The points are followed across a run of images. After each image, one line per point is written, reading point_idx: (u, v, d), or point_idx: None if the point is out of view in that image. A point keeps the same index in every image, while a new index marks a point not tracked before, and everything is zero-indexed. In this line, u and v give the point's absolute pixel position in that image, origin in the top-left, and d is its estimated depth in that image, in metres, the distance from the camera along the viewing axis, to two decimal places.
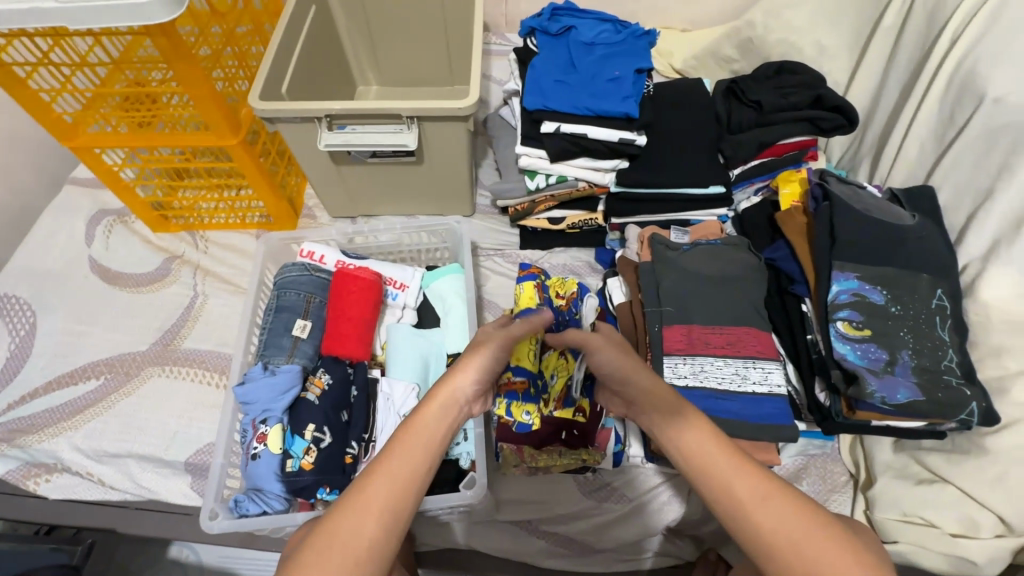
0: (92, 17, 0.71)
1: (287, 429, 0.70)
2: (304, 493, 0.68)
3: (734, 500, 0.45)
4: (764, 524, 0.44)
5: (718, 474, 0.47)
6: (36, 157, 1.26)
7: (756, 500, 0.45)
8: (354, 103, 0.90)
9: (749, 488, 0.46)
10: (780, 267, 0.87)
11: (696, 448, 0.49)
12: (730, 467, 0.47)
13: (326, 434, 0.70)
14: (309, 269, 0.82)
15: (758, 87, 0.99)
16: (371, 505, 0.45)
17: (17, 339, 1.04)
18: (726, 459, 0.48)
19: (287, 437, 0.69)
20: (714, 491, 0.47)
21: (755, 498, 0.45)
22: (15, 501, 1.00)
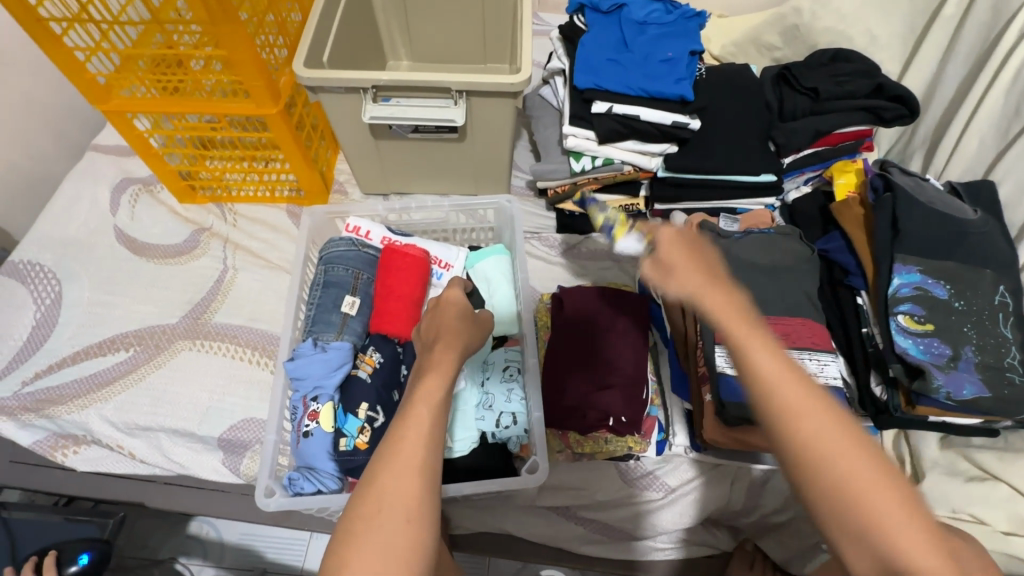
0: None
1: (339, 407, 0.68)
2: (356, 471, 0.67)
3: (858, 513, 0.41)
4: (839, 470, 0.42)
5: (804, 419, 0.43)
6: (58, 121, 1.22)
7: (839, 448, 0.42)
8: (402, 74, 0.87)
9: (828, 430, 0.43)
10: (833, 259, 0.85)
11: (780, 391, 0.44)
12: (813, 413, 0.43)
13: (379, 414, 0.68)
14: (357, 244, 0.80)
15: (812, 73, 0.97)
16: (399, 478, 0.45)
17: (42, 308, 1.01)
18: (811, 403, 0.44)
19: (340, 415, 0.67)
20: (791, 430, 0.43)
21: (832, 441, 0.42)
22: (41, 472, 0.98)
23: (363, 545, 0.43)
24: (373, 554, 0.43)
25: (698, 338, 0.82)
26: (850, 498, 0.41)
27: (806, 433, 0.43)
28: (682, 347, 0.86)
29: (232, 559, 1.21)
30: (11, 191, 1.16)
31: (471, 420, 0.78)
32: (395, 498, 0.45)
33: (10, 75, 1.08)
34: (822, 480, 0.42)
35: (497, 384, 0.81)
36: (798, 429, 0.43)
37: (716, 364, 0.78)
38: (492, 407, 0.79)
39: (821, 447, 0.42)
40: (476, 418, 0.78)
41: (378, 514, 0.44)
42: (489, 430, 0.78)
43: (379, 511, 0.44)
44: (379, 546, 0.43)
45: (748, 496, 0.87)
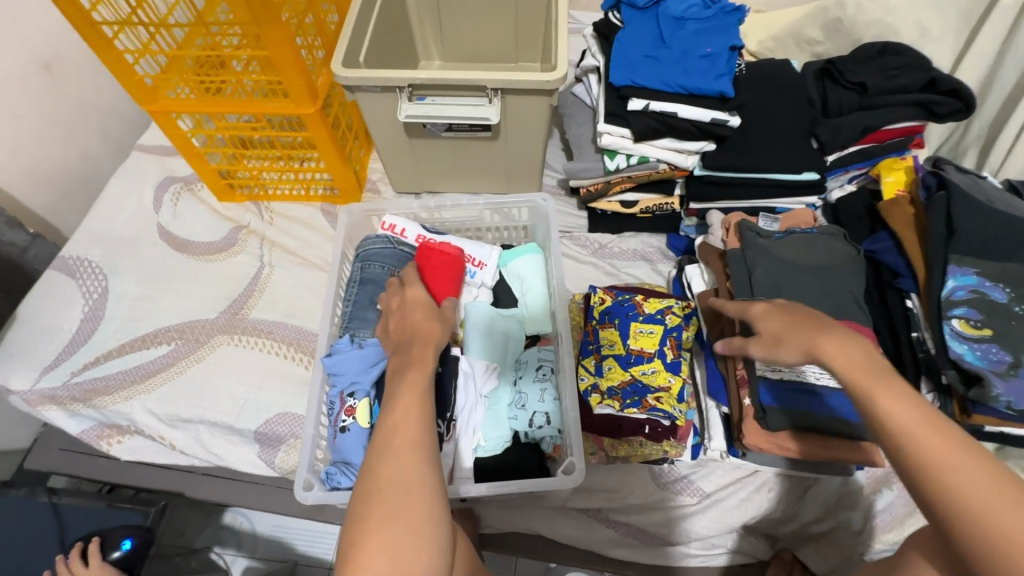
0: None
1: (377, 403, 0.69)
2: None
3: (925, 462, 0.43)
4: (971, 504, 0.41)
5: (911, 430, 0.44)
6: (106, 122, 1.26)
7: (987, 491, 0.40)
8: (438, 72, 0.87)
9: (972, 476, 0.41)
10: (881, 260, 0.82)
11: (893, 411, 0.46)
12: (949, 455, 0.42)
13: None
14: (392, 242, 0.81)
15: (858, 68, 0.93)
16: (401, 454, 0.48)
17: (90, 303, 1.05)
18: (921, 419, 0.45)
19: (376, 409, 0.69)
20: (922, 471, 0.43)
21: (958, 460, 0.42)
22: (86, 460, 1.02)
23: (374, 529, 0.44)
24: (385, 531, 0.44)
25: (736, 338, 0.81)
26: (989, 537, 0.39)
27: (939, 460, 0.43)
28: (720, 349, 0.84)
29: (265, 550, 1.24)
30: (61, 189, 1.20)
31: (504, 418, 0.78)
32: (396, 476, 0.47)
33: (63, 78, 1.12)
34: (945, 510, 0.42)
35: (530, 383, 0.80)
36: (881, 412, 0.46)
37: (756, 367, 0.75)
38: (525, 406, 0.78)
39: (951, 487, 0.41)
40: (509, 417, 0.78)
41: (382, 494, 0.46)
42: (521, 429, 0.77)
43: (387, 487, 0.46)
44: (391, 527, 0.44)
45: (786, 503, 0.85)
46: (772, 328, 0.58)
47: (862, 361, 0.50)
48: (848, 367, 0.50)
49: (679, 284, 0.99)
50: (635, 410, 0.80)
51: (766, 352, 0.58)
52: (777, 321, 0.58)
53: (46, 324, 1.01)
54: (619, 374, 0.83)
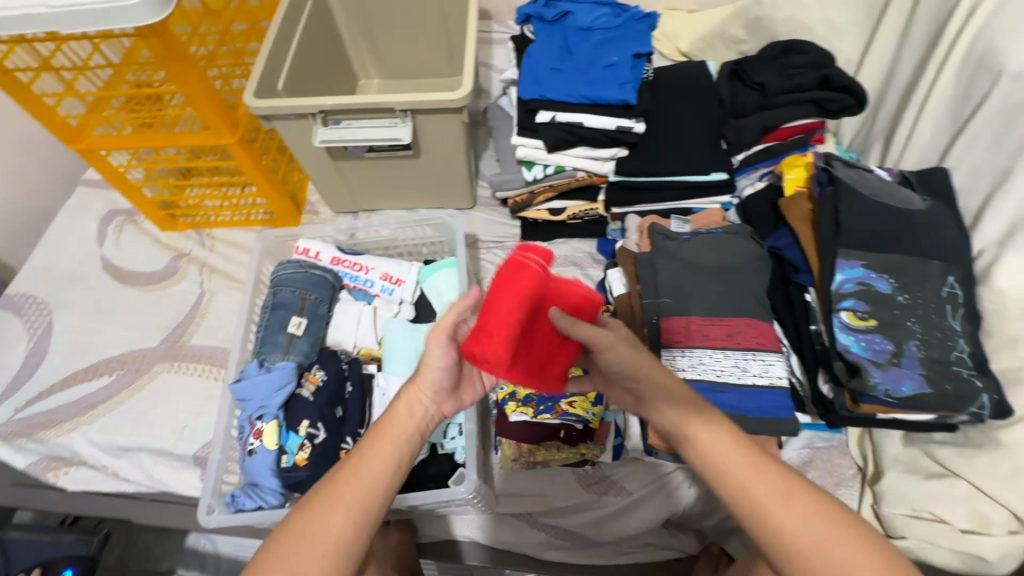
0: (95, 20, 0.74)
1: (283, 427, 0.71)
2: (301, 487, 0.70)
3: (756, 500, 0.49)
4: (792, 534, 0.48)
5: (745, 477, 0.51)
6: (51, 159, 1.28)
7: (798, 521, 0.48)
8: (348, 97, 0.90)
9: (794, 515, 0.48)
10: (783, 256, 0.84)
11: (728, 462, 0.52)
12: (774, 501, 0.49)
13: (319, 430, 0.71)
14: (303, 266, 0.83)
15: (762, 67, 0.96)
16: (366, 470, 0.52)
17: (35, 338, 1.07)
18: (751, 462, 0.51)
19: (282, 432, 0.71)
20: (748, 511, 0.50)
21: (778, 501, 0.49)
22: (38, 491, 1.04)
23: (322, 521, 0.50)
24: (330, 524, 0.49)
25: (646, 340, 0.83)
26: (813, 562, 0.46)
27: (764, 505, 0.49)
28: None
29: (228, 569, 1.26)
30: (9, 228, 1.23)
31: None
32: (358, 486, 0.51)
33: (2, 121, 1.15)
34: (765, 535, 0.49)
35: None
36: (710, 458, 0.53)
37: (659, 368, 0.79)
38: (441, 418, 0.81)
39: (779, 527, 0.48)
40: None
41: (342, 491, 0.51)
42: (437, 441, 0.80)
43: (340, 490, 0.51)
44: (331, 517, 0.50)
45: (707, 498, 0.87)
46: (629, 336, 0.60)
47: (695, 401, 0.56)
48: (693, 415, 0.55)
49: (603, 288, 1.00)
50: (548, 416, 0.82)
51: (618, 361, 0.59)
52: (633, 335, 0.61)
53: None
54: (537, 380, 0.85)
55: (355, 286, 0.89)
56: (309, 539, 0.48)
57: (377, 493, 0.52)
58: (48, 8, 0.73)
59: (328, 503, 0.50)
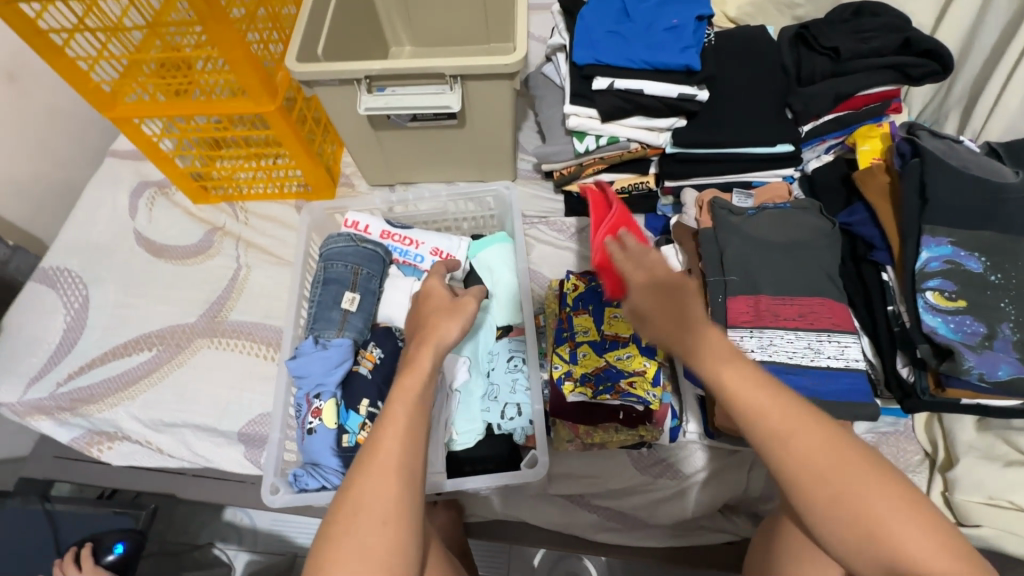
0: None
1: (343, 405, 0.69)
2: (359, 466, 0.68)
3: (771, 435, 0.46)
4: (816, 474, 0.45)
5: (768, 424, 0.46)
6: (80, 129, 1.25)
7: (826, 456, 0.45)
8: (395, 62, 0.85)
9: (815, 450, 0.45)
10: (856, 233, 0.80)
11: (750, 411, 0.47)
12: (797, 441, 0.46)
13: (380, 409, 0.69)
14: (355, 239, 0.80)
15: (832, 31, 0.90)
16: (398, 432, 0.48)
17: (72, 313, 1.05)
18: (762, 394, 0.47)
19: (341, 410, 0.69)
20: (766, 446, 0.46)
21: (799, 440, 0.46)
22: (83, 466, 1.04)
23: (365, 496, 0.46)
24: (383, 498, 0.46)
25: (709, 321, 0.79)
26: (833, 497, 0.45)
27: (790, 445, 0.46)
28: None
29: (265, 544, 1.26)
30: (40, 201, 1.20)
31: (477, 411, 0.78)
32: (397, 454, 0.47)
33: (30, 89, 1.11)
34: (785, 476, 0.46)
35: (501, 374, 0.79)
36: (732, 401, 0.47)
37: None
38: (498, 397, 0.78)
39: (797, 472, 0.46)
40: (482, 410, 0.78)
41: (380, 454, 0.47)
42: (494, 421, 0.77)
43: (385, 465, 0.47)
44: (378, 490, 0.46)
45: (766, 483, 0.84)
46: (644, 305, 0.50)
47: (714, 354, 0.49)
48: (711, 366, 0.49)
49: None
50: (609, 396, 0.80)
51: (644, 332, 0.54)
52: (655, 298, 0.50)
53: (29, 336, 1.02)
54: (593, 360, 0.82)
55: (405, 261, 0.86)
56: (366, 519, 0.45)
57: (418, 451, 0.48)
58: None
59: (378, 475, 0.46)
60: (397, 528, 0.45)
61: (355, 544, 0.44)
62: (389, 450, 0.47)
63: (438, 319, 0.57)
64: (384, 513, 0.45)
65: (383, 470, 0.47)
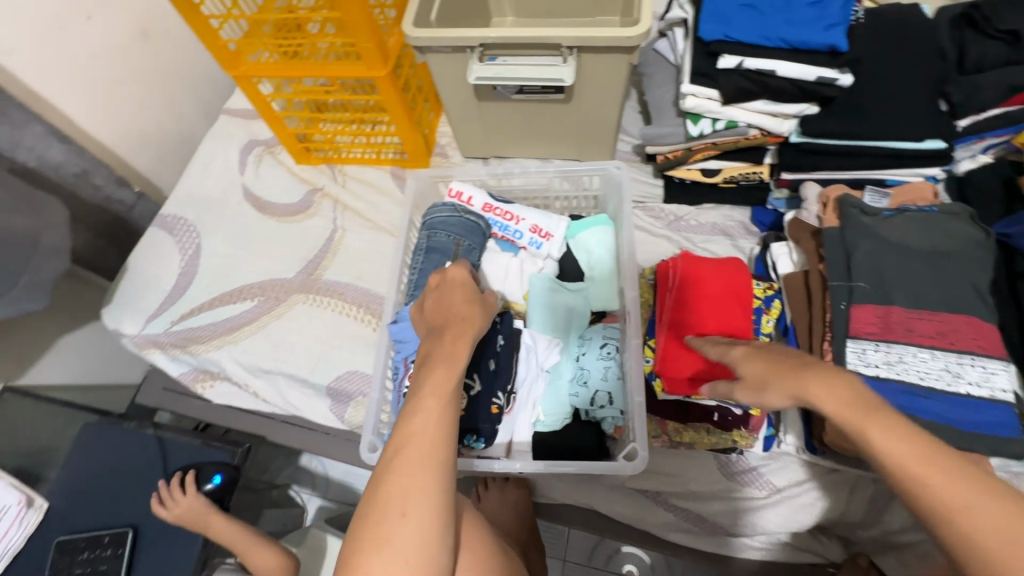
0: None
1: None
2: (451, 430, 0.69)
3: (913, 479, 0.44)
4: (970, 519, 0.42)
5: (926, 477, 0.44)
6: (199, 85, 1.31)
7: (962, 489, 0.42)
8: (511, 30, 0.83)
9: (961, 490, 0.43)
10: (1017, 247, 0.70)
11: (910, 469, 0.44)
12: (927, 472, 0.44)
13: (474, 381, 0.70)
14: (459, 210, 0.80)
15: (1012, 11, 0.78)
16: (428, 422, 0.46)
17: (186, 258, 1.13)
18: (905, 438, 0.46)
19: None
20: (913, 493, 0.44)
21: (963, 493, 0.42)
22: (188, 400, 1.14)
23: (391, 485, 0.45)
24: (410, 492, 0.44)
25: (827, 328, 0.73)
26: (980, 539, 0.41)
27: (926, 481, 0.44)
28: (805, 336, 0.77)
29: (336, 493, 1.33)
30: (162, 151, 1.28)
31: (564, 394, 0.77)
32: (425, 447, 0.46)
33: (161, 45, 1.18)
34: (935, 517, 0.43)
35: (594, 360, 0.77)
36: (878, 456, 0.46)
37: (847, 361, 0.68)
38: (588, 383, 0.76)
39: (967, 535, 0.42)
40: (570, 394, 0.77)
41: (409, 445, 0.46)
42: (582, 406, 0.76)
43: (412, 459, 0.45)
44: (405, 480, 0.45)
45: (867, 509, 0.78)
46: (754, 372, 0.54)
47: (850, 399, 0.48)
48: (838, 408, 0.48)
49: (763, 262, 0.90)
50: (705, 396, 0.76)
51: (753, 399, 0.55)
52: (757, 363, 0.55)
53: (149, 277, 1.10)
54: None
55: (503, 237, 0.85)
56: (392, 513, 0.44)
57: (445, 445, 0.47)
58: None
59: (406, 466, 0.45)
60: (426, 522, 0.44)
61: (382, 539, 0.43)
62: (416, 444, 0.46)
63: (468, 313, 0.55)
64: (408, 502, 0.44)
65: (410, 465, 0.45)
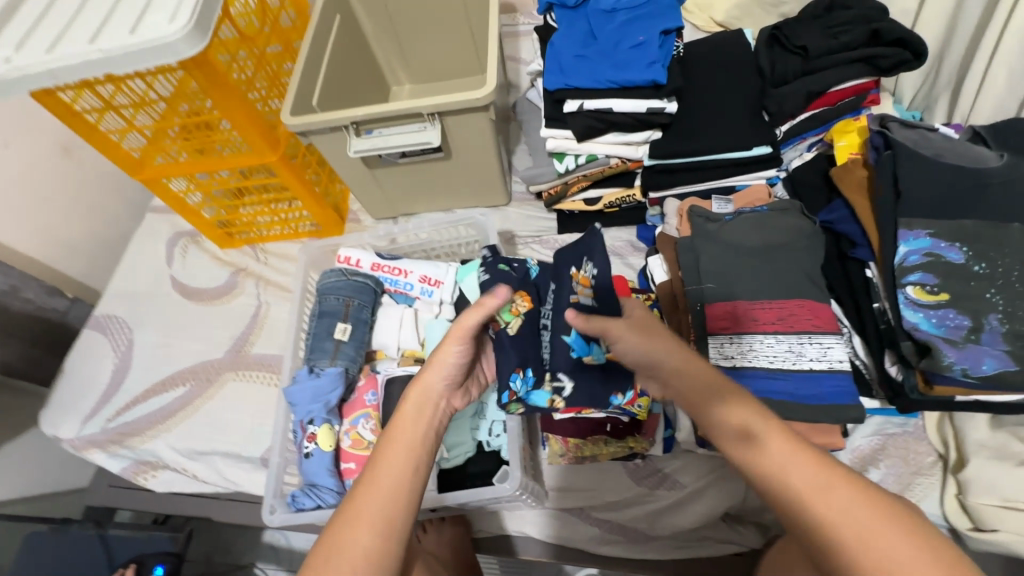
0: (128, 60, 0.76)
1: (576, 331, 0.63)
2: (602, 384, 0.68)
3: (790, 487, 0.49)
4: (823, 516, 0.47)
5: (789, 472, 0.49)
6: (125, 191, 1.39)
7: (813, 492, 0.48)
8: (376, 107, 0.92)
9: (828, 494, 0.48)
10: (838, 231, 0.78)
11: (784, 472, 0.49)
12: (790, 471, 0.49)
13: (563, 381, 0.64)
14: (346, 273, 0.87)
15: (804, 28, 0.89)
16: (396, 450, 0.54)
17: (118, 355, 1.17)
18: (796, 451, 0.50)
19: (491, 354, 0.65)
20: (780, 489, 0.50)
21: (824, 491, 0.48)
22: (135, 493, 1.15)
23: (363, 512, 0.50)
24: (358, 549, 0.48)
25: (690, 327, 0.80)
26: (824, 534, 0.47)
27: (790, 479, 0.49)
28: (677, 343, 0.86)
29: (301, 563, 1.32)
30: (95, 256, 1.34)
31: (467, 430, 0.80)
32: (380, 506, 0.51)
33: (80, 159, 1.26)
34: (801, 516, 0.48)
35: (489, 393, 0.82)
36: (757, 459, 0.51)
37: (709, 356, 0.75)
38: (485, 415, 0.80)
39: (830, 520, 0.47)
40: (471, 428, 0.80)
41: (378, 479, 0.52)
42: (483, 439, 0.80)
43: (387, 487, 0.52)
44: (373, 507, 0.51)
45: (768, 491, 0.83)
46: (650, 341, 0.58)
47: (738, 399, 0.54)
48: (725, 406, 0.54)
49: (644, 277, 0.96)
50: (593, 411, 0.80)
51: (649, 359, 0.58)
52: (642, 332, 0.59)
53: (83, 378, 1.14)
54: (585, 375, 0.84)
55: (396, 290, 0.92)
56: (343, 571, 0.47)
57: (401, 504, 0.51)
58: (79, 55, 0.76)
59: (376, 490, 0.52)
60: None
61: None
62: (388, 475, 0.53)
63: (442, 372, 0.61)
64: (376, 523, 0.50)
65: (384, 488, 0.52)
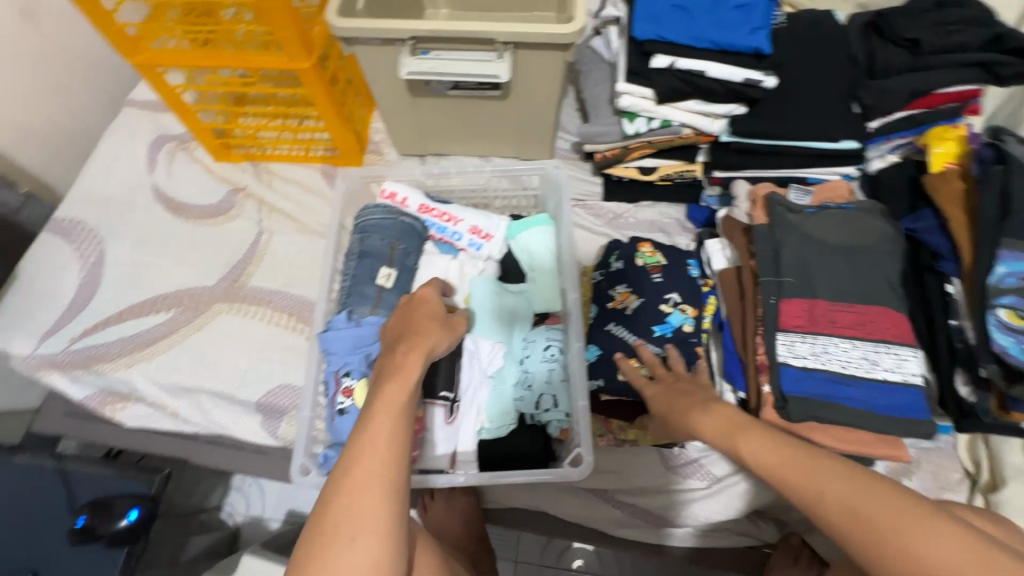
0: None
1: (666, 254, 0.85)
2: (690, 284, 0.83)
3: (812, 494, 0.51)
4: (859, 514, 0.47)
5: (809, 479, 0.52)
6: (99, 78, 1.17)
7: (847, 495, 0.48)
8: (443, 23, 0.79)
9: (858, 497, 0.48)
10: (922, 240, 0.76)
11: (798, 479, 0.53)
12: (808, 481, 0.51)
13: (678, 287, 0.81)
14: (393, 212, 0.78)
15: (913, 20, 0.83)
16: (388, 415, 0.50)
17: (86, 268, 1.01)
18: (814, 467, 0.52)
19: (659, 327, 0.80)
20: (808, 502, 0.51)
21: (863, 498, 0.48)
22: (95, 425, 1.02)
23: (359, 479, 0.47)
24: (365, 516, 0.46)
25: (758, 322, 0.76)
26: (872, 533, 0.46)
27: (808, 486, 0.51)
28: (739, 332, 0.79)
29: (273, 513, 1.23)
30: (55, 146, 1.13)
31: (510, 399, 0.75)
32: (377, 467, 0.48)
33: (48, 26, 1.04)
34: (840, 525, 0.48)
35: (537, 364, 0.75)
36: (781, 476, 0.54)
37: (777, 354, 0.72)
38: (532, 387, 0.74)
39: (876, 525, 0.46)
40: (515, 398, 0.75)
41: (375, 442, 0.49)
42: (528, 411, 0.74)
43: (383, 453, 0.48)
44: (369, 474, 0.47)
45: None
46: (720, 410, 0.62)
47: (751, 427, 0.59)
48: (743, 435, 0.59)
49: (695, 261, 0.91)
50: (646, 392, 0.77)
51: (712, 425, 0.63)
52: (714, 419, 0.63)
53: (40, 290, 0.97)
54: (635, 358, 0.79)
55: (442, 238, 0.84)
56: (343, 540, 0.45)
57: (400, 461, 0.48)
58: None
59: (372, 454, 0.48)
60: (376, 547, 0.45)
61: (333, 566, 0.44)
62: (381, 437, 0.49)
63: (425, 330, 0.58)
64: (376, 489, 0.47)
65: (383, 452, 0.48)
